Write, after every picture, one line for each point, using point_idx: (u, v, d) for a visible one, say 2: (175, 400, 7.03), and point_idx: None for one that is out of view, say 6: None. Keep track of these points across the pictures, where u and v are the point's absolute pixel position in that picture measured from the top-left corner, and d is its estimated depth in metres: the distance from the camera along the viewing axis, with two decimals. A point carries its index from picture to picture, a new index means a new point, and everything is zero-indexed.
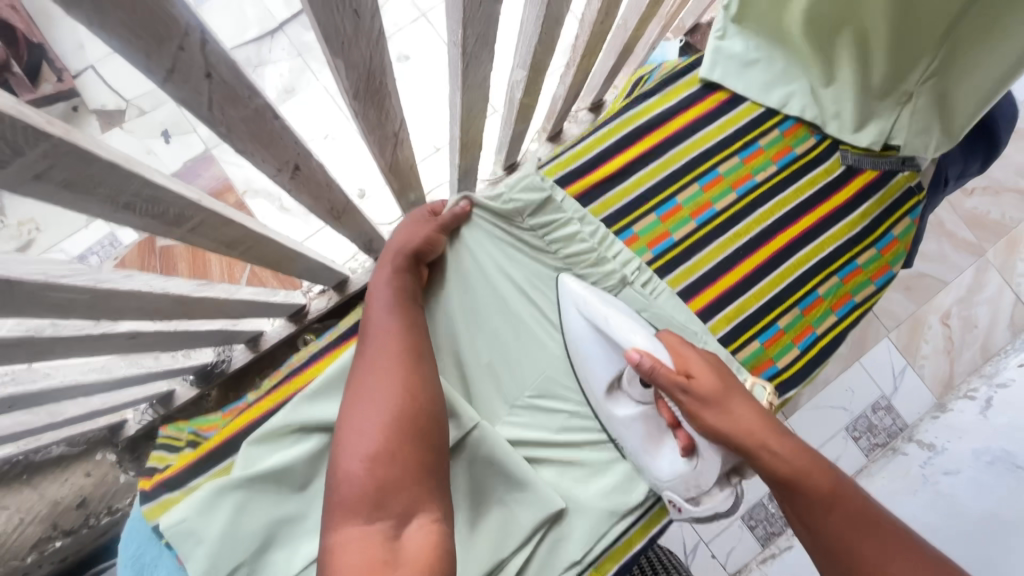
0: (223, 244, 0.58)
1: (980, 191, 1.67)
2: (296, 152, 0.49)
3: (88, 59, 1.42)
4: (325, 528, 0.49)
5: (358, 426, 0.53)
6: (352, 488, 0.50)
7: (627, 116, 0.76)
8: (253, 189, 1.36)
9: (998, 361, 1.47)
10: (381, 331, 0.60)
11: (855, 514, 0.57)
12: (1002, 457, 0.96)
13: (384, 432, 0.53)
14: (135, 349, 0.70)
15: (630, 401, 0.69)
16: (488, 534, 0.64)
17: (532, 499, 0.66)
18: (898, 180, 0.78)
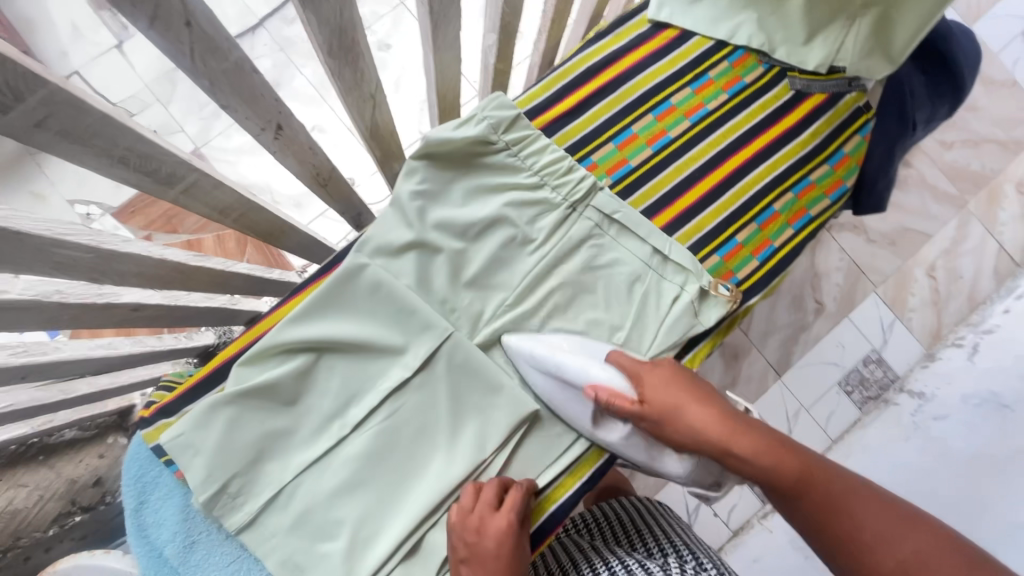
0: (215, 210, 0.61)
1: (960, 144, 1.69)
2: (277, 110, 0.52)
3: (73, 65, 1.43)
4: None
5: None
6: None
7: (580, 57, 0.78)
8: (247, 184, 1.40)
9: (984, 310, 1.50)
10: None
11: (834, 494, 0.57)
12: (989, 399, 1.04)
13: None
14: (140, 323, 0.73)
15: (614, 424, 0.66)
16: (468, 438, 0.64)
17: (507, 402, 0.66)
18: (845, 102, 0.81)
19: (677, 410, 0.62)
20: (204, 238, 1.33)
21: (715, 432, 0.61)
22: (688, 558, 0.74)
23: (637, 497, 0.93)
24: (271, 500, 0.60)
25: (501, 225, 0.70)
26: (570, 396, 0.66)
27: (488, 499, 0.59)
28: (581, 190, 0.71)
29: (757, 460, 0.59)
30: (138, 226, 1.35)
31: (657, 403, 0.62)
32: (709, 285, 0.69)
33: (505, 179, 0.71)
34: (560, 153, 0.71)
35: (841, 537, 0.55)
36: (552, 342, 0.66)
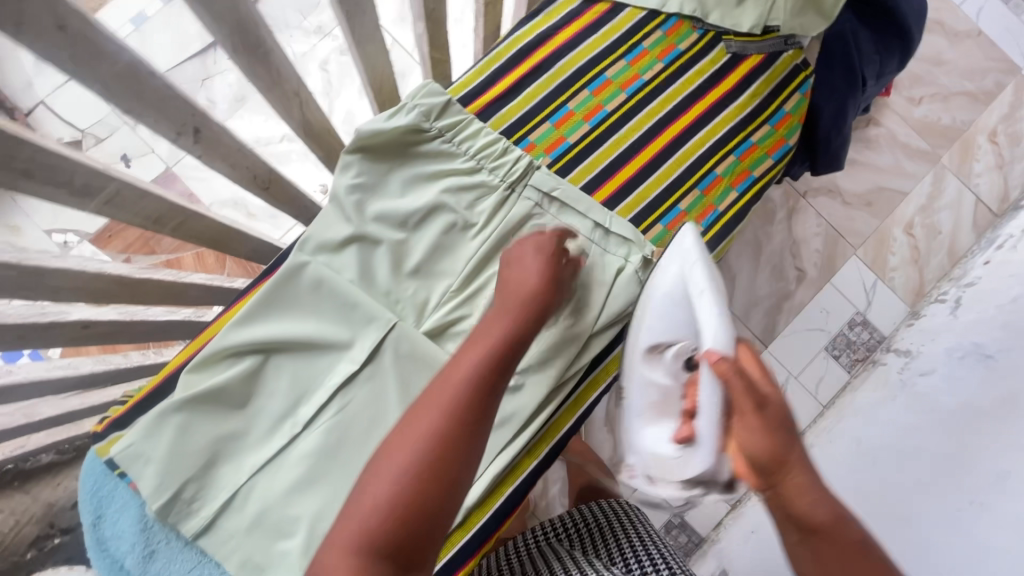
0: (149, 220, 0.61)
1: (930, 100, 1.67)
2: (191, 114, 0.52)
3: (38, 95, 1.38)
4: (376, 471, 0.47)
5: (380, 473, 0.47)
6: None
7: (512, 39, 0.78)
8: (218, 200, 1.39)
9: (965, 264, 1.49)
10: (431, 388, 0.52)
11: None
12: (973, 350, 0.96)
13: (397, 505, 0.45)
14: (95, 341, 0.74)
15: (665, 370, 0.65)
16: None
17: None
18: (783, 60, 0.80)
19: (782, 428, 0.50)
20: (184, 255, 1.31)
21: (798, 472, 0.49)
22: (660, 568, 0.72)
23: (618, 501, 0.92)
24: (226, 503, 0.60)
25: (441, 211, 0.70)
26: (670, 322, 0.64)
27: (530, 262, 0.62)
28: (517, 170, 0.71)
29: (817, 517, 0.48)
30: (117, 250, 1.34)
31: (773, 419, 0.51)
32: (652, 255, 0.71)
33: (442, 166, 0.71)
34: (493, 136, 0.71)
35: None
36: (698, 282, 0.60)
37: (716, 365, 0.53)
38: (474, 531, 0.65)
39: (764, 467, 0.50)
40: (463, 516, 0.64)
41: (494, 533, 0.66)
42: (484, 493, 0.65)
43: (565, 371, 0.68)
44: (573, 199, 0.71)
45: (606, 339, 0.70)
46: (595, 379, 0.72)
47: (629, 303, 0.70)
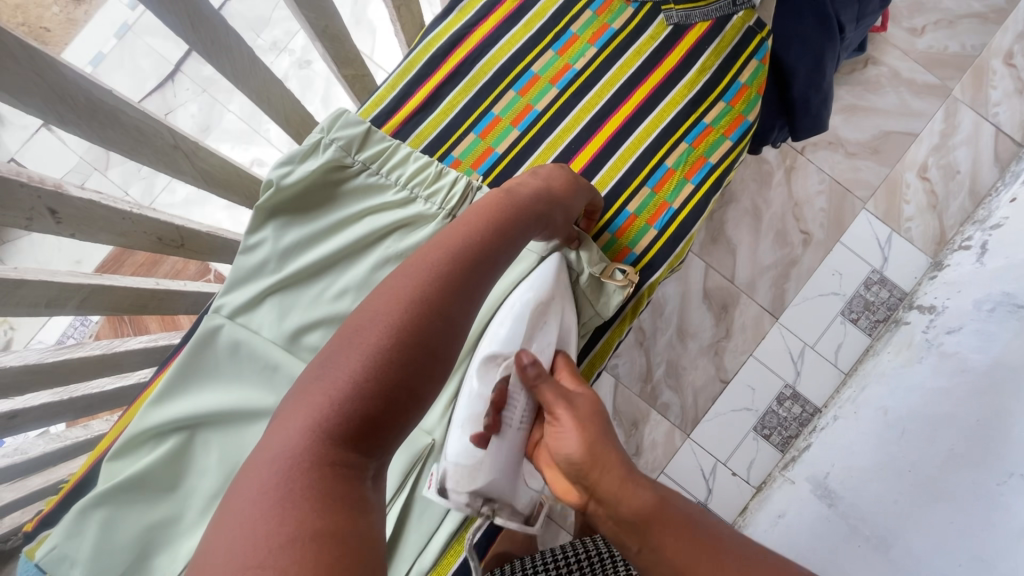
0: (40, 304, 0.57)
1: (933, 28, 1.51)
2: (36, 196, 0.47)
3: (8, 151, 1.28)
4: (337, 356, 0.39)
5: (357, 339, 0.39)
6: (266, 480, 0.34)
7: (424, 44, 0.70)
8: None
9: (990, 204, 1.35)
10: (421, 255, 0.45)
11: None
12: (1004, 301, 0.87)
13: (378, 370, 0.38)
14: (31, 425, 0.71)
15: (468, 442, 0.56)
16: None
17: None
18: (734, 25, 0.70)
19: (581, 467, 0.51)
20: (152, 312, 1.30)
21: (610, 465, 0.46)
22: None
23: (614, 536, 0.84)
24: None
25: (372, 251, 0.64)
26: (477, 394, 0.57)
27: (550, 168, 0.58)
28: (455, 195, 0.64)
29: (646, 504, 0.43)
30: None
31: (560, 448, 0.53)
32: (603, 272, 0.62)
33: (372, 201, 0.65)
34: (423, 160, 0.65)
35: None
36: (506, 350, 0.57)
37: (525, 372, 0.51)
38: None
39: (577, 475, 0.46)
40: None
41: None
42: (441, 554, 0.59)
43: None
44: None
45: None
46: None
47: (581, 324, 0.63)
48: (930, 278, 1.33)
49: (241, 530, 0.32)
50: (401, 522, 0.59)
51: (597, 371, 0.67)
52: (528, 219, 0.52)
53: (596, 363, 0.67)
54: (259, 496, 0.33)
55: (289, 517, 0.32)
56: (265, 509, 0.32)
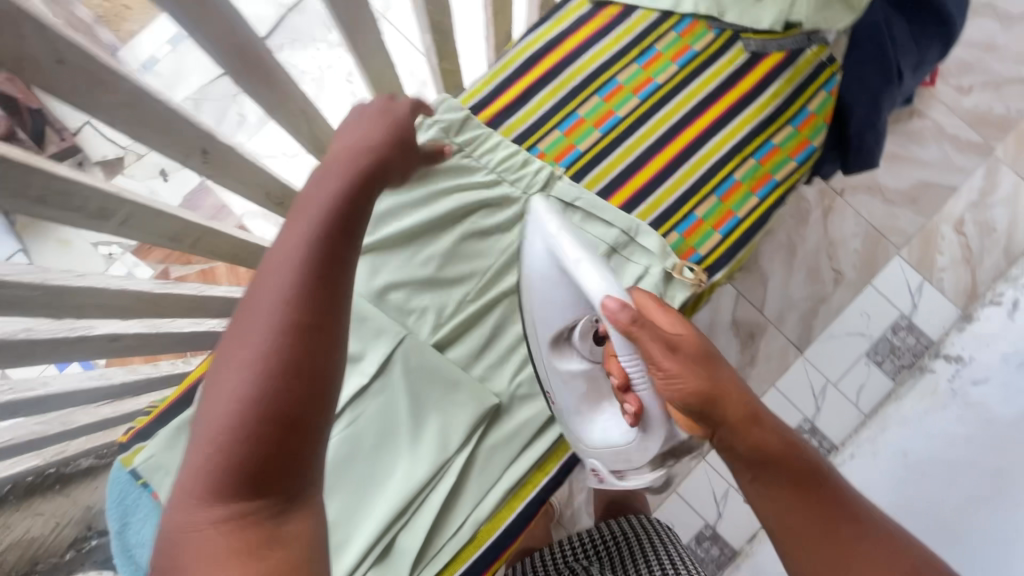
0: (166, 237, 0.63)
1: (980, 88, 1.56)
2: (197, 136, 0.53)
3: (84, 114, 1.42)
4: (214, 389, 0.40)
5: (247, 349, 0.40)
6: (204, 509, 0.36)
7: (521, 46, 0.77)
8: (249, 210, 1.37)
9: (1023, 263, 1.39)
10: (283, 239, 0.45)
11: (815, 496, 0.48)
12: None
13: (273, 363, 0.40)
14: (121, 353, 0.77)
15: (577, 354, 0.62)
16: (429, 436, 0.63)
17: (466, 399, 0.64)
18: (806, 58, 0.77)
19: (702, 361, 0.47)
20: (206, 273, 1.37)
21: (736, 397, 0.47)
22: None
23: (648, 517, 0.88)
24: None
25: (457, 224, 0.70)
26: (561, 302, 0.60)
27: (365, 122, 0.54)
28: (539, 181, 0.70)
29: (773, 446, 0.48)
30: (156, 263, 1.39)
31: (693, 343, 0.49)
32: (673, 268, 0.68)
33: (462, 180, 0.70)
34: (513, 148, 0.71)
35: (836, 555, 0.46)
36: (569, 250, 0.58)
37: (617, 316, 0.50)
38: (485, 547, 0.63)
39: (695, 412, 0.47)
40: (473, 530, 0.63)
41: (503, 552, 0.64)
42: (496, 508, 0.64)
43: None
44: (595, 208, 0.69)
45: None
46: None
47: None
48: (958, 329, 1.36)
49: None
50: (463, 474, 0.64)
51: None
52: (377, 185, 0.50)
53: None
54: (201, 526, 0.36)
55: (225, 541, 0.35)
56: (195, 544, 0.35)
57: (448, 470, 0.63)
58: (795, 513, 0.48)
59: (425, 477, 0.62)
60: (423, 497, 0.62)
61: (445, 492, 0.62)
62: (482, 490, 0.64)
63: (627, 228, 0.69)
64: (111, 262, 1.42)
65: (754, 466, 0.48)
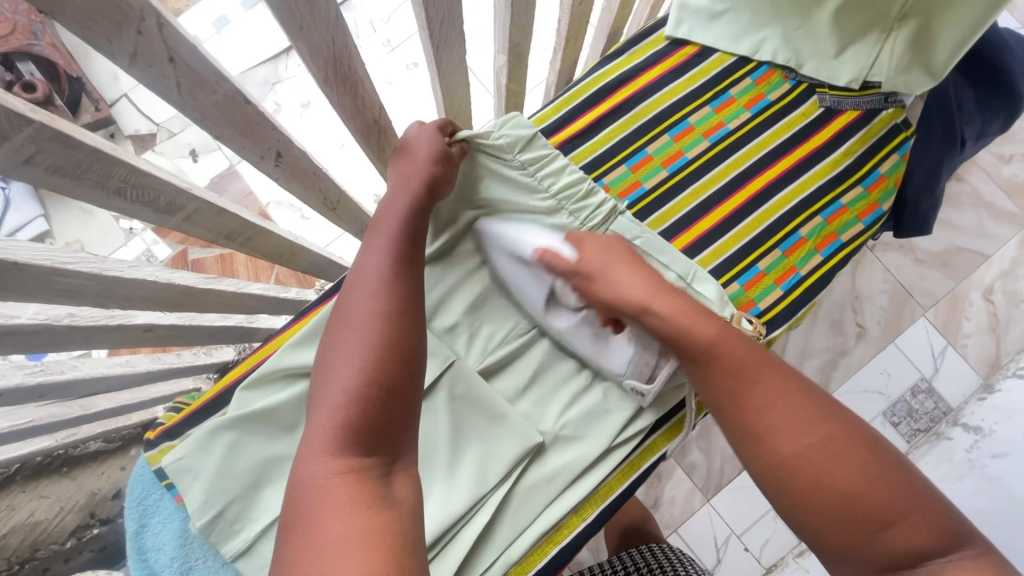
0: (221, 235, 0.61)
1: (1021, 159, 1.56)
2: (275, 138, 0.52)
3: (122, 88, 1.42)
4: (326, 370, 0.48)
5: (357, 330, 0.49)
6: (331, 466, 0.44)
7: (594, 77, 0.76)
8: (276, 200, 1.35)
9: None
10: (370, 247, 0.55)
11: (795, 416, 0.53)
12: None
13: (382, 341, 0.48)
14: (153, 343, 0.75)
15: (569, 311, 0.65)
16: (467, 468, 0.61)
17: (509, 433, 0.62)
18: (881, 119, 0.75)
19: (618, 266, 0.61)
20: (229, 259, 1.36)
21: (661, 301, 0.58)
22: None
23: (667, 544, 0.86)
24: (267, 528, 0.59)
25: (515, 248, 0.69)
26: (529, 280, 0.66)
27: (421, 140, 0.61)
28: (600, 214, 0.68)
29: (704, 336, 0.56)
30: (174, 242, 1.37)
31: (599, 258, 0.62)
32: (732, 318, 0.64)
33: (520, 202, 0.68)
34: (578, 175, 0.68)
35: (768, 419, 0.53)
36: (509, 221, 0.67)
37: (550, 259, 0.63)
38: None
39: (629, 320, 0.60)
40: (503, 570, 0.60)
41: None
42: (529, 549, 0.61)
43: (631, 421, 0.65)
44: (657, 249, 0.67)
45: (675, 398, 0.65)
46: (661, 436, 0.66)
47: None
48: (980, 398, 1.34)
49: (330, 531, 0.41)
50: (498, 511, 0.61)
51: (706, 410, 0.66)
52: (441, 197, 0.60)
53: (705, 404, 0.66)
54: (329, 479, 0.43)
55: (352, 493, 0.43)
56: (327, 494, 0.43)
57: (483, 505, 0.61)
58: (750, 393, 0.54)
59: (460, 511, 0.59)
60: (456, 531, 0.60)
61: (479, 529, 0.60)
62: (516, 530, 0.61)
63: (687, 274, 0.67)
64: (130, 237, 1.40)
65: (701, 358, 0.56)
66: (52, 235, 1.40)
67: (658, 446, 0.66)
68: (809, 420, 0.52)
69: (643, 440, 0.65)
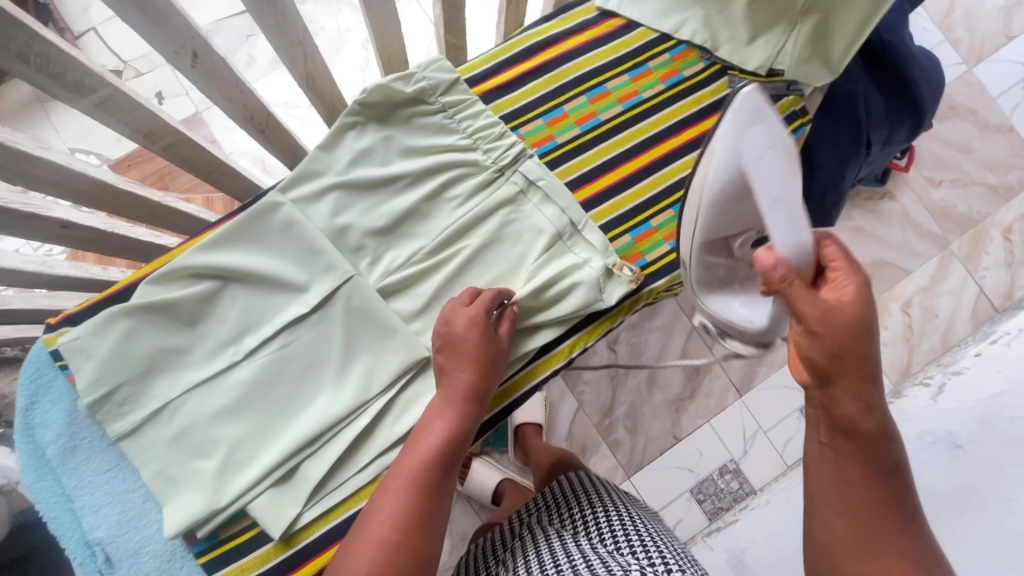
0: (139, 132, 0.64)
1: (948, 185, 1.48)
2: (190, 37, 0.55)
3: (92, 21, 1.37)
4: (376, 500, 0.56)
5: (432, 425, 0.60)
6: (407, 465, 0.57)
7: (525, 35, 0.80)
8: (239, 150, 1.34)
9: (958, 352, 1.33)
10: (431, 422, 0.60)
11: (867, 520, 0.47)
12: (944, 437, 0.86)
13: (434, 463, 0.57)
14: (69, 242, 0.76)
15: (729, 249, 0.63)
16: (355, 374, 0.66)
17: (398, 346, 0.67)
18: (784, 103, 0.81)
19: (854, 333, 0.49)
20: (195, 196, 1.20)
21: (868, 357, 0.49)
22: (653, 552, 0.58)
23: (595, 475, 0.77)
24: (154, 413, 0.63)
25: (426, 181, 0.72)
26: (732, 214, 0.60)
27: (462, 313, 0.63)
28: (509, 156, 0.73)
29: (868, 422, 0.48)
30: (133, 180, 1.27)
31: (854, 316, 0.49)
32: (613, 265, 0.71)
33: (438, 141, 0.73)
34: (493, 118, 0.73)
35: (862, 526, 0.47)
36: (769, 189, 0.53)
37: (765, 272, 0.52)
38: None
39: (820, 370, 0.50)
40: (375, 473, 0.65)
41: None
42: None
43: (520, 345, 0.70)
44: (557, 193, 0.72)
45: (556, 330, 0.71)
46: (543, 363, 0.72)
47: (586, 304, 0.70)
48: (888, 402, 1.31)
49: None
50: (378, 417, 0.66)
51: (586, 345, 0.72)
52: (478, 360, 0.62)
53: (585, 339, 0.73)
54: (405, 457, 0.58)
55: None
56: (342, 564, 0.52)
57: (363, 411, 0.66)
58: (848, 489, 0.48)
59: (342, 411, 0.64)
60: (336, 431, 0.65)
61: (357, 430, 0.65)
62: (392, 436, 0.66)
63: (578, 220, 0.72)
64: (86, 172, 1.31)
65: (839, 429, 0.50)
66: None
67: (539, 372, 0.71)
68: (911, 550, 0.46)
69: (528, 364, 0.71)
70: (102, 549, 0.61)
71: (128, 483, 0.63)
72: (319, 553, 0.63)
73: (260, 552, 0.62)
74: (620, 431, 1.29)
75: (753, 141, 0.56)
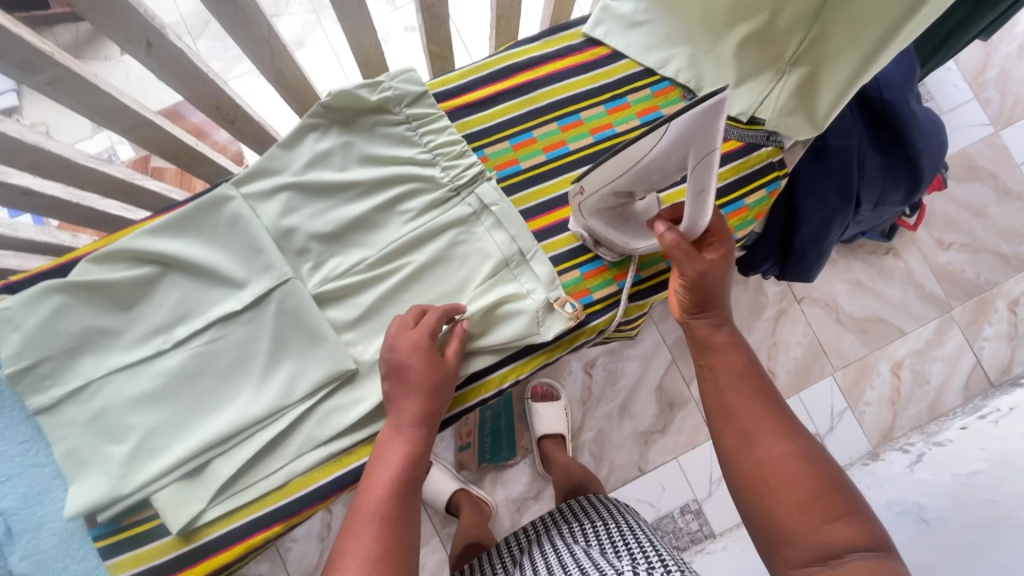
0: (98, 112, 0.64)
1: (958, 248, 1.41)
2: (144, 28, 0.55)
3: None
4: (342, 541, 0.53)
5: (385, 456, 0.58)
6: (367, 504, 0.54)
7: (505, 54, 0.79)
8: None
9: (944, 422, 1.23)
10: (385, 453, 0.58)
11: (755, 419, 0.56)
12: (912, 509, 0.80)
13: (396, 492, 0.55)
14: (32, 210, 0.76)
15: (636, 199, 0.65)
16: (280, 377, 0.66)
17: (326, 354, 0.67)
18: (759, 154, 0.80)
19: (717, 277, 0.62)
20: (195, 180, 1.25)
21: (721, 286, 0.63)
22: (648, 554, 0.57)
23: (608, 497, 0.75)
24: (75, 391, 0.63)
25: (380, 192, 0.72)
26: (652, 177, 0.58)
27: (407, 335, 0.62)
28: (467, 176, 0.72)
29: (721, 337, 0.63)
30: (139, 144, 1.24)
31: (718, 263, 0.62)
32: (555, 300, 0.69)
33: (397, 153, 0.72)
34: (455, 137, 0.72)
35: (743, 426, 0.56)
36: (700, 181, 0.53)
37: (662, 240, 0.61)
38: (292, 498, 0.65)
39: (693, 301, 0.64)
40: (285, 479, 0.65)
41: (307, 508, 0.66)
42: (315, 466, 0.66)
43: None
44: (509, 220, 0.71)
45: (491, 358, 0.70)
46: (473, 390, 0.70)
47: (523, 336, 0.69)
48: (863, 463, 1.19)
49: None
50: (297, 423, 0.66)
51: (518, 377, 0.71)
52: (429, 385, 0.60)
53: (518, 370, 0.72)
54: (362, 497, 0.55)
55: None
56: None
57: (282, 416, 0.65)
58: (736, 400, 0.58)
59: (260, 413, 0.64)
60: (251, 432, 0.65)
61: (273, 434, 0.65)
62: (305, 446, 0.66)
63: (526, 250, 0.71)
64: (97, 131, 1.26)
65: (699, 351, 0.65)
66: (19, 112, 1.25)
67: (466, 399, 0.70)
68: (784, 431, 0.55)
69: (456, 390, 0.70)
70: (5, 519, 0.62)
71: (40, 458, 0.64)
72: (215, 552, 0.63)
73: (158, 543, 0.63)
74: (585, 455, 1.25)
75: (700, 134, 0.49)
